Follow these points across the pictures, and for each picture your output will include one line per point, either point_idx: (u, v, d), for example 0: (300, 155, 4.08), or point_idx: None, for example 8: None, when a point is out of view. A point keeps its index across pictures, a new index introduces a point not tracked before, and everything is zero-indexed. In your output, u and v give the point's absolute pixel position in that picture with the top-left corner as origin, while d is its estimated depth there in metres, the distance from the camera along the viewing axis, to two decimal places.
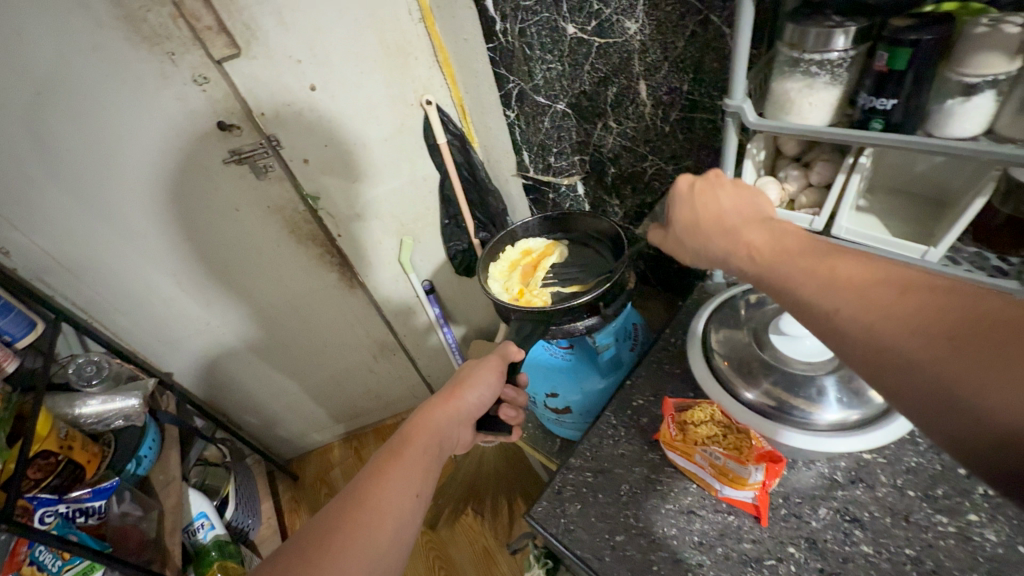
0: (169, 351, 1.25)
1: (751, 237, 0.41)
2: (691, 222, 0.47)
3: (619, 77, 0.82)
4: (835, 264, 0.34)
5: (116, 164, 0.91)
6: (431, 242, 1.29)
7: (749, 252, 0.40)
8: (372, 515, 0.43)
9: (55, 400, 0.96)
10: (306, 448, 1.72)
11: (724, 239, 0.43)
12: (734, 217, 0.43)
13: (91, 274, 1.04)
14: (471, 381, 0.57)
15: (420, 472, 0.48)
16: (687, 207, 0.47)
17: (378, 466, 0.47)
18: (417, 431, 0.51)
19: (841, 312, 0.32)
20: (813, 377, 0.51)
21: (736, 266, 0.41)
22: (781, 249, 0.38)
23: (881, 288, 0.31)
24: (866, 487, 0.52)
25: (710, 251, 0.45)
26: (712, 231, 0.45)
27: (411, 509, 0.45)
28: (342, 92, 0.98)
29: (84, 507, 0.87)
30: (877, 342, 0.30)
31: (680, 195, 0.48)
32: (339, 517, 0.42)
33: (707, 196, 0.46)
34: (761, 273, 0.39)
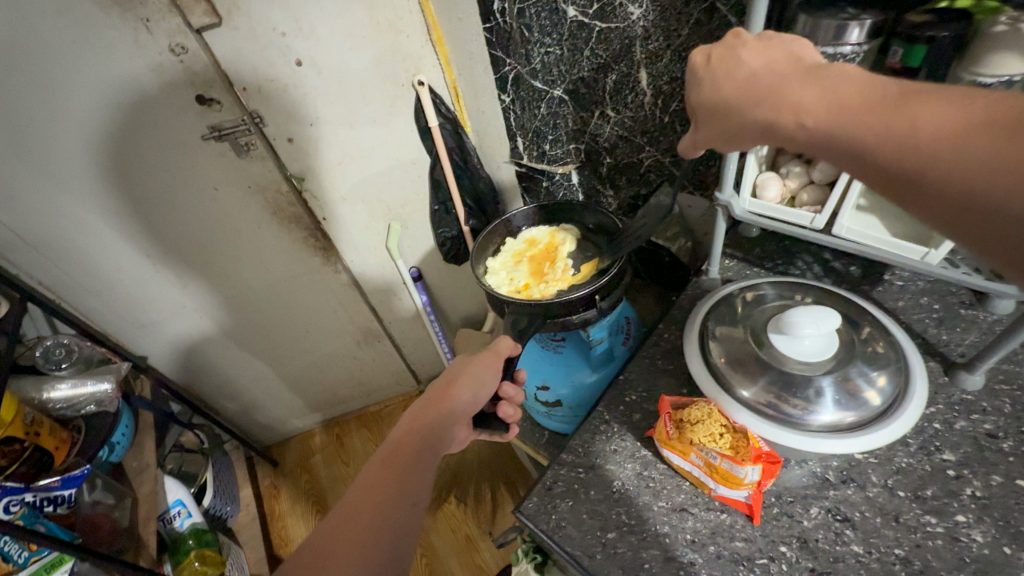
0: (144, 333, 1.20)
1: (794, 94, 0.37)
2: (722, 96, 0.43)
3: (619, 64, 0.80)
4: (908, 113, 0.31)
5: (86, 136, 0.86)
6: (419, 228, 1.26)
7: (795, 116, 0.37)
8: (366, 526, 0.42)
9: (20, 384, 0.92)
10: (286, 434, 1.69)
11: (769, 104, 0.39)
12: (774, 77, 0.39)
13: (58, 252, 0.99)
14: (464, 379, 0.56)
15: (414, 476, 0.47)
16: (713, 86, 0.44)
17: (372, 477, 0.46)
18: (408, 436, 0.50)
19: (927, 167, 0.30)
20: (810, 377, 0.51)
21: (778, 134, 0.38)
22: (835, 104, 0.34)
23: (969, 131, 0.28)
24: (857, 486, 0.52)
25: (745, 121, 0.41)
26: (745, 99, 0.41)
27: (408, 516, 0.44)
28: (330, 68, 0.93)
29: (53, 496, 0.83)
30: (968, 192, 0.28)
31: (700, 69, 0.46)
32: (331, 533, 0.42)
33: (734, 63, 0.43)
34: (813, 137, 0.36)
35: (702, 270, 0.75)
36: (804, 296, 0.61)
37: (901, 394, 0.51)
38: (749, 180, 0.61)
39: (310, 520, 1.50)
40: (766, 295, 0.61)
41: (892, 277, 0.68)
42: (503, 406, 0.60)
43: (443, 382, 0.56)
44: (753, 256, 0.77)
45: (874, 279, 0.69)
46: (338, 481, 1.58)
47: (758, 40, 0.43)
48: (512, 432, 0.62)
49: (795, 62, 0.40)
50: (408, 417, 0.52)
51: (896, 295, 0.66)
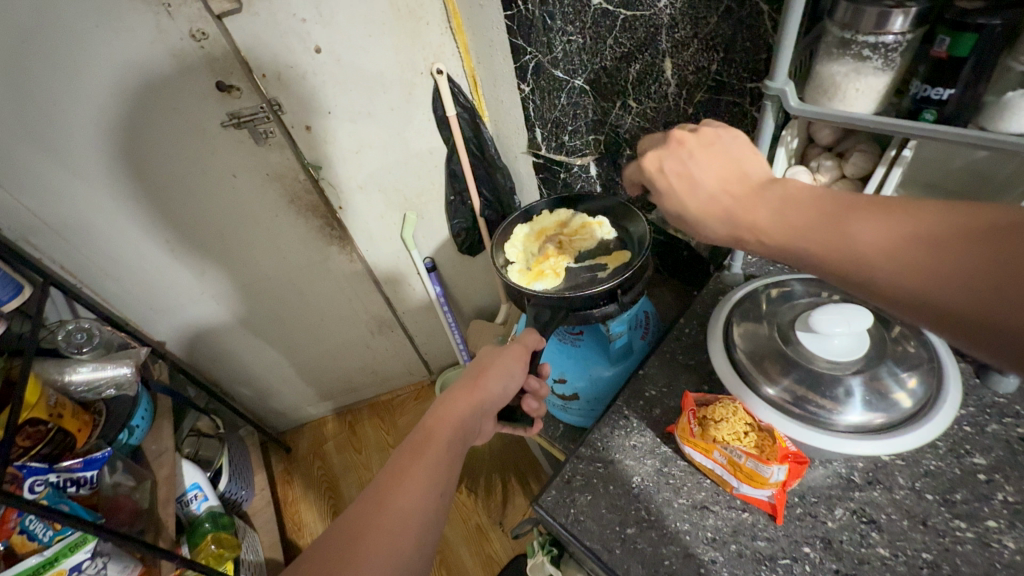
0: (161, 318, 1.22)
1: (753, 217, 0.39)
2: (682, 212, 0.44)
3: (643, 54, 0.78)
4: (861, 235, 0.34)
5: (108, 121, 0.86)
6: (434, 218, 1.25)
7: (758, 236, 0.39)
8: (394, 515, 0.42)
9: (44, 366, 0.93)
10: (300, 421, 1.71)
11: (726, 220, 0.41)
12: (722, 194, 0.42)
13: (81, 238, 1.00)
14: (493, 370, 0.56)
15: (442, 467, 0.47)
16: (667, 194, 0.45)
17: (402, 463, 0.46)
18: (437, 425, 0.50)
19: (895, 284, 0.32)
20: (839, 376, 0.50)
21: (749, 249, 0.41)
22: (794, 227, 0.37)
23: (931, 252, 0.31)
24: (884, 488, 0.51)
25: (711, 232, 0.43)
26: (706, 216, 0.42)
27: (436, 506, 0.44)
28: (348, 56, 0.93)
29: (76, 477, 0.84)
30: (949, 310, 0.30)
31: (643, 174, 0.48)
32: (360, 519, 0.42)
33: (680, 173, 0.44)
34: (780, 256, 0.38)
35: (723, 266, 0.74)
36: (832, 293, 0.59)
37: (934, 396, 0.50)
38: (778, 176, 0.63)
39: (322, 506, 1.52)
40: (791, 292, 0.60)
41: None
42: (527, 399, 0.60)
43: (471, 372, 0.56)
44: None
45: None
46: (350, 468, 1.60)
47: (703, 147, 0.44)
48: (536, 427, 0.61)
49: (742, 176, 0.42)
50: (437, 406, 0.52)
51: None
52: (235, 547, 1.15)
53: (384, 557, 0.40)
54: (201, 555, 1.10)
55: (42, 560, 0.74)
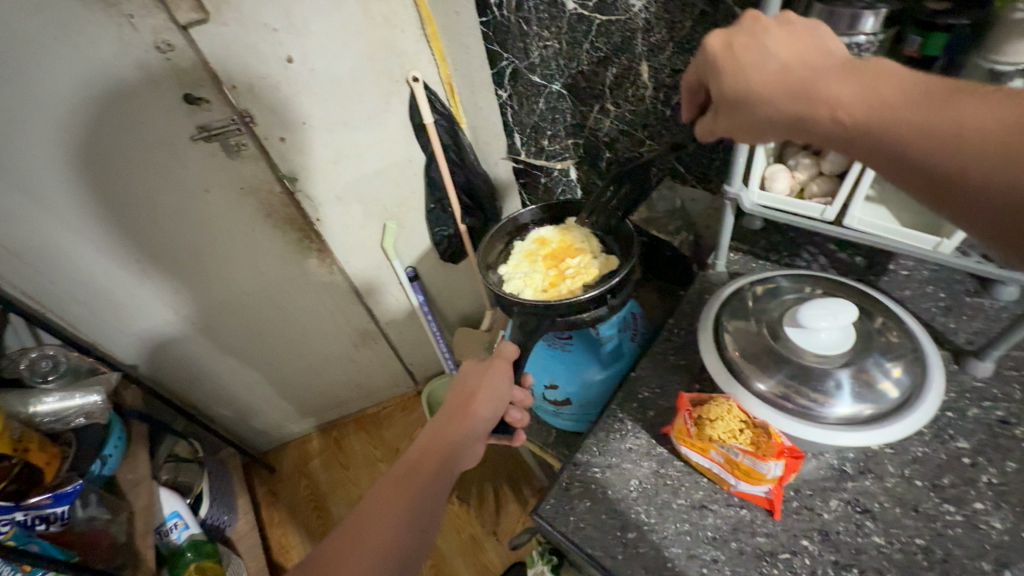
0: (129, 338, 1.16)
1: (835, 88, 0.39)
2: (750, 86, 0.44)
3: (620, 58, 0.79)
4: (953, 113, 0.34)
5: (67, 139, 0.82)
6: (415, 227, 1.24)
7: (834, 110, 0.39)
8: (369, 550, 0.42)
9: (6, 398, 0.88)
10: (283, 440, 1.66)
11: (801, 98, 0.41)
12: (801, 66, 0.42)
13: (43, 261, 0.95)
14: (482, 394, 0.54)
15: (423, 500, 0.46)
16: (736, 72, 0.45)
17: (382, 496, 0.46)
18: (423, 455, 0.50)
19: (965, 167, 0.33)
20: (828, 370, 0.51)
21: (811, 127, 0.41)
22: (877, 99, 0.37)
23: (1016, 135, 0.32)
24: (875, 477, 0.52)
25: (771, 111, 0.43)
26: (773, 90, 0.43)
27: (414, 544, 0.43)
28: (322, 66, 0.91)
29: (45, 514, 0.80)
30: (1010, 189, 0.32)
31: (717, 54, 0.47)
32: (335, 551, 0.42)
33: (754, 48, 0.44)
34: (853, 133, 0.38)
35: (707, 265, 0.75)
36: (815, 288, 0.61)
37: (919, 385, 0.51)
38: (758, 171, 0.61)
39: (309, 526, 1.47)
40: (776, 288, 0.61)
41: (897, 266, 0.69)
42: (511, 410, 0.59)
43: (460, 396, 0.55)
44: (758, 248, 0.77)
45: (879, 269, 0.70)
46: (337, 485, 1.56)
47: (781, 27, 0.44)
48: (518, 440, 0.61)
49: (825, 53, 0.42)
50: (425, 434, 0.52)
51: (903, 284, 0.67)
52: None
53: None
54: None
55: None
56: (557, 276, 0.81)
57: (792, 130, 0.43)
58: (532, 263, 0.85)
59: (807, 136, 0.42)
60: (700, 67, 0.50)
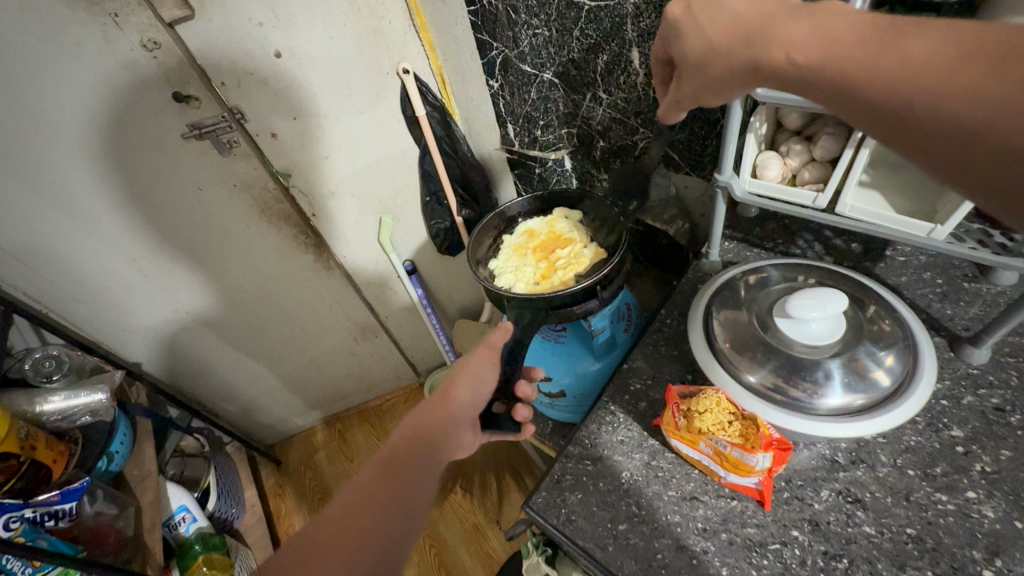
0: (133, 339, 1.18)
1: (787, 30, 0.37)
2: (709, 41, 0.43)
3: (610, 44, 0.77)
4: (899, 48, 0.31)
5: (56, 141, 0.82)
6: (411, 220, 1.24)
7: (788, 50, 0.37)
8: (351, 541, 0.40)
9: (11, 398, 0.90)
10: (288, 433, 1.68)
11: (756, 46, 0.39)
12: (756, 14, 0.39)
13: (42, 263, 0.96)
14: (462, 381, 0.55)
15: (405, 487, 0.45)
16: (696, 29, 0.44)
17: (367, 484, 0.44)
18: (402, 443, 0.49)
19: (912, 103, 0.31)
20: (818, 361, 0.50)
21: (767, 72, 0.39)
22: (828, 36, 0.35)
23: (966, 66, 0.29)
24: (867, 467, 0.51)
25: (730, 62, 0.42)
26: (732, 42, 0.41)
27: (403, 526, 0.42)
28: (310, 60, 0.90)
29: (54, 510, 0.81)
30: (953, 123, 0.29)
31: (679, 18, 0.46)
32: (315, 547, 0.39)
33: (710, 5, 0.43)
34: (804, 77, 0.36)
35: (701, 255, 0.74)
36: (807, 277, 0.60)
37: (910, 373, 0.51)
38: (749, 159, 0.60)
39: None
40: (768, 277, 0.60)
41: (894, 252, 0.68)
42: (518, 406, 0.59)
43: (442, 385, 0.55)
44: (752, 237, 0.76)
45: (875, 255, 0.69)
46: (343, 477, 1.58)
47: None
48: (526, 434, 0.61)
49: None
50: (403, 425, 0.51)
51: (899, 270, 0.66)
52: (227, 567, 1.13)
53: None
54: None
55: None
56: (548, 269, 0.81)
57: (753, 80, 0.41)
58: (523, 257, 0.85)
59: (767, 84, 0.40)
60: (663, 44, 0.50)
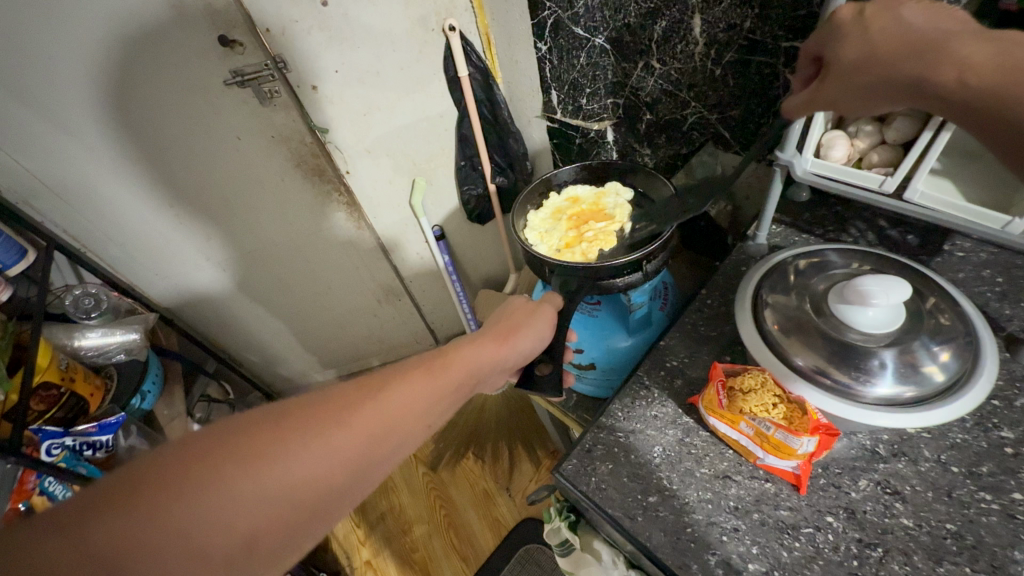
0: (165, 283, 1.21)
1: (960, 49, 0.38)
2: (873, 50, 0.43)
3: (670, 9, 0.74)
4: None
5: (102, 79, 0.82)
6: (444, 184, 1.22)
7: (960, 72, 0.38)
8: (384, 414, 0.39)
9: (52, 331, 0.94)
10: (307, 388, 1.72)
11: (923, 63, 0.40)
12: (929, 31, 0.41)
13: (82, 202, 0.99)
14: (527, 330, 0.54)
15: (446, 399, 0.44)
16: (862, 36, 0.44)
17: (415, 369, 0.44)
18: (462, 358, 0.47)
19: None
20: (872, 349, 0.49)
21: (927, 88, 0.41)
22: (1009, 65, 0.36)
23: None
24: (908, 461, 0.51)
25: (886, 73, 0.43)
26: (900, 52, 0.42)
27: (422, 430, 0.42)
28: (356, 10, 0.88)
29: (92, 441, 0.85)
30: None
31: (846, 22, 0.46)
32: (350, 398, 0.39)
33: (889, 18, 0.43)
34: (973, 99, 0.38)
35: (747, 237, 0.72)
36: (863, 264, 0.58)
37: (967, 371, 0.49)
38: (813, 140, 0.57)
39: None
40: (822, 263, 0.58)
41: (952, 247, 0.66)
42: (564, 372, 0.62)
43: (506, 324, 0.54)
44: (802, 222, 0.73)
45: (933, 249, 0.66)
46: None
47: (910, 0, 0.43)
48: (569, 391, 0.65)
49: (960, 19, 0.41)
50: (466, 340, 0.49)
51: (956, 266, 0.64)
52: None
53: (354, 444, 0.38)
54: None
55: None
56: (580, 241, 0.79)
57: (910, 98, 0.43)
58: (557, 220, 0.84)
59: (927, 105, 0.42)
60: (820, 36, 0.49)
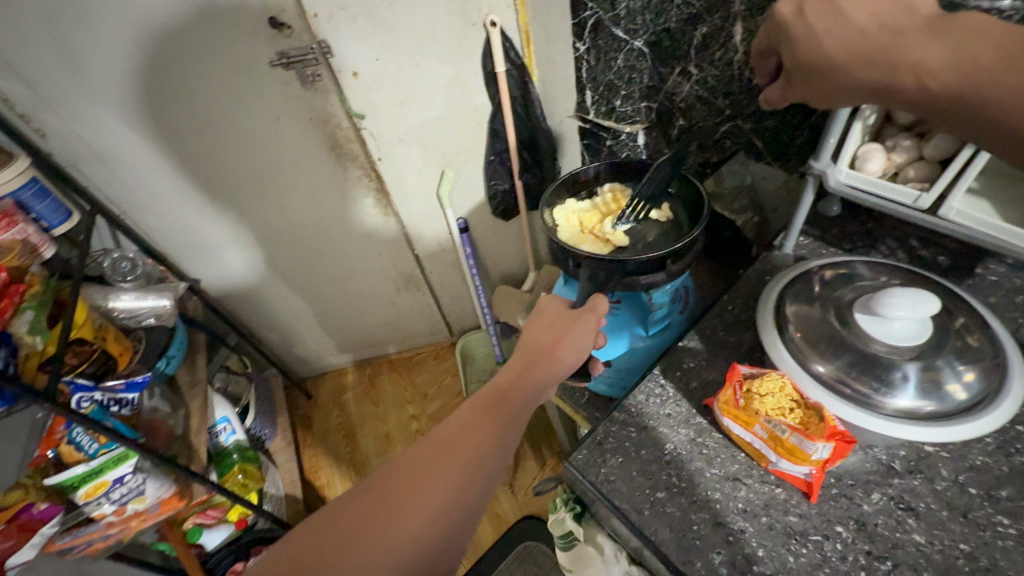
0: (198, 256, 1.25)
1: (916, 53, 0.38)
2: (828, 56, 0.43)
3: (712, 16, 0.74)
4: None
5: (158, 52, 0.86)
6: (472, 178, 1.24)
7: (919, 75, 0.38)
8: (460, 459, 0.43)
9: (88, 291, 0.98)
10: (322, 369, 1.75)
11: (882, 54, 0.40)
12: (882, 31, 0.40)
13: (126, 170, 1.03)
14: (569, 339, 0.55)
15: (508, 429, 0.47)
16: (812, 42, 0.44)
17: (472, 415, 0.48)
18: (512, 389, 0.51)
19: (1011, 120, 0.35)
20: (896, 361, 0.49)
21: (894, 88, 0.41)
22: (967, 64, 0.36)
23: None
24: (925, 478, 0.50)
25: (849, 78, 0.43)
26: (854, 56, 0.42)
27: (498, 461, 0.45)
28: (403, 1, 0.90)
29: (118, 398, 0.88)
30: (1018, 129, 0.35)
31: (789, 21, 0.46)
32: (424, 458, 0.43)
33: (835, 20, 0.42)
34: (934, 100, 0.38)
35: (773, 245, 0.72)
36: (891, 279, 0.58)
37: (992, 392, 0.48)
38: (850, 151, 0.57)
39: (338, 451, 1.56)
40: (848, 275, 0.58)
41: (985, 270, 0.65)
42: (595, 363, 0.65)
43: (546, 340, 0.56)
44: (831, 236, 0.73)
45: (964, 271, 0.65)
46: (369, 418, 1.64)
47: None
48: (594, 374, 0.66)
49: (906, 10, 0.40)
50: (512, 371, 0.53)
51: (987, 290, 0.63)
52: (259, 480, 1.18)
53: (446, 493, 0.41)
54: (228, 482, 1.14)
55: (88, 470, 0.80)
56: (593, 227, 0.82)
57: (865, 89, 0.43)
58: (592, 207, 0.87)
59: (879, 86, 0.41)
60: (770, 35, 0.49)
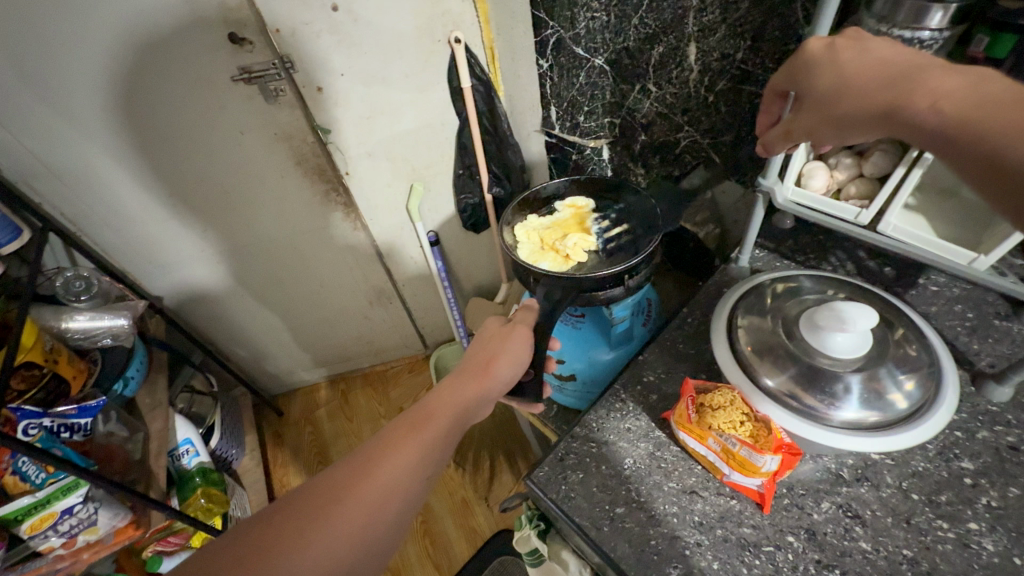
0: (160, 273, 1.21)
1: (933, 80, 0.41)
2: (849, 80, 0.45)
3: (667, 36, 0.77)
4: None
5: (113, 67, 0.84)
6: (441, 191, 1.24)
7: (935, 98, 0.40)
8: (378, 483, 0.43)
9: (40, 311, 0.94)
10: (293, 385, 1.72)
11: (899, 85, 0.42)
12: (900, 63, 0.43)
13: (80, 185, 0.99)
14: (502, 357, 0.56)
15: (433, 451, 0.47)
16: (835, 67, 0.47)
17: (396, 435, 0.47)
18: (440, 409, 0.50)
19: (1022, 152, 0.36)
20: (839, 373, 0.50)
21: (904, 111, 0.42)
22: (982, 94, 0.39)
23: None
24: (871, 486, 0.52)
25: (862, 101, 0.45)
26: (876, 80, 0.44)
27: (418, 485, 0.45)
28: (367, 17, 0.90)
29: (70, 423, 0.84)
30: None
31: (817, 56, 0.48)
32: (340, 481, 0.42)
33: (856, 49, 0.45)
34: (941, 127, 0.40)
35: (730, 258, 0.74)
36: (837, 292, 0.60)
37: (930, 400, 0.50)
38: (795, 169, 0.59)
39: (309, 469, 1.53)
40: (798, 288, 0.60)
41: (927, 281, 0.68)
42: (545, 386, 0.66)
43: (480, 358, 0.56)
44: (785, 248, 0.75)
45: (908, 281, 0.68)
46: (341, 435, 1.61)
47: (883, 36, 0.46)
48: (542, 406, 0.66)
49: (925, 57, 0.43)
50: (442, 389, 0.52)
51: (929, 299, 0.66)
52: (224, 501, 1.17)
53: (357, 519, 0.41)
54: (190, 508, 1.12)
55: (33, 501, 0.76)
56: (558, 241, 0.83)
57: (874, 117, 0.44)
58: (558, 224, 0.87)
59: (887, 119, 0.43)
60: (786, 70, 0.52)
